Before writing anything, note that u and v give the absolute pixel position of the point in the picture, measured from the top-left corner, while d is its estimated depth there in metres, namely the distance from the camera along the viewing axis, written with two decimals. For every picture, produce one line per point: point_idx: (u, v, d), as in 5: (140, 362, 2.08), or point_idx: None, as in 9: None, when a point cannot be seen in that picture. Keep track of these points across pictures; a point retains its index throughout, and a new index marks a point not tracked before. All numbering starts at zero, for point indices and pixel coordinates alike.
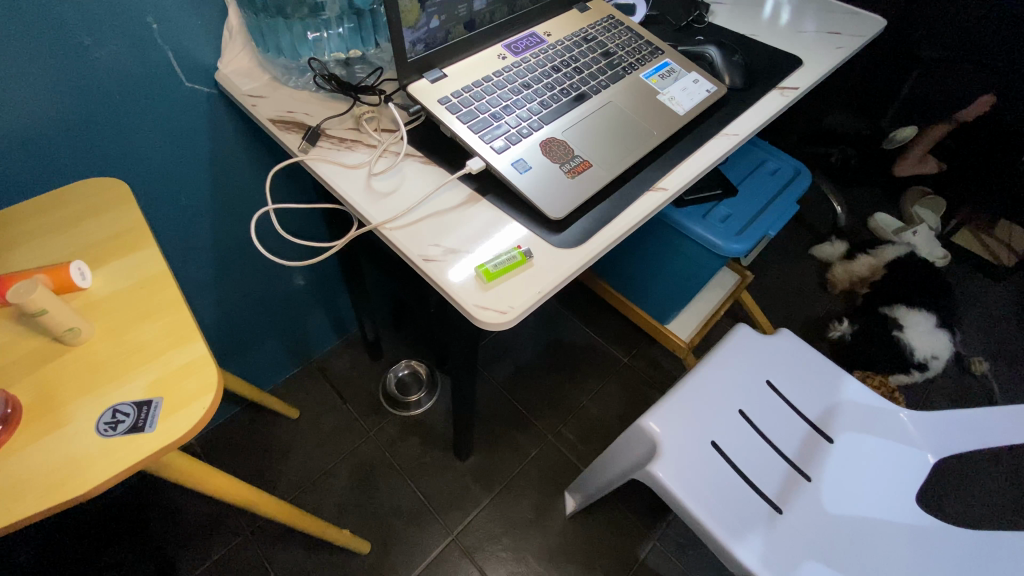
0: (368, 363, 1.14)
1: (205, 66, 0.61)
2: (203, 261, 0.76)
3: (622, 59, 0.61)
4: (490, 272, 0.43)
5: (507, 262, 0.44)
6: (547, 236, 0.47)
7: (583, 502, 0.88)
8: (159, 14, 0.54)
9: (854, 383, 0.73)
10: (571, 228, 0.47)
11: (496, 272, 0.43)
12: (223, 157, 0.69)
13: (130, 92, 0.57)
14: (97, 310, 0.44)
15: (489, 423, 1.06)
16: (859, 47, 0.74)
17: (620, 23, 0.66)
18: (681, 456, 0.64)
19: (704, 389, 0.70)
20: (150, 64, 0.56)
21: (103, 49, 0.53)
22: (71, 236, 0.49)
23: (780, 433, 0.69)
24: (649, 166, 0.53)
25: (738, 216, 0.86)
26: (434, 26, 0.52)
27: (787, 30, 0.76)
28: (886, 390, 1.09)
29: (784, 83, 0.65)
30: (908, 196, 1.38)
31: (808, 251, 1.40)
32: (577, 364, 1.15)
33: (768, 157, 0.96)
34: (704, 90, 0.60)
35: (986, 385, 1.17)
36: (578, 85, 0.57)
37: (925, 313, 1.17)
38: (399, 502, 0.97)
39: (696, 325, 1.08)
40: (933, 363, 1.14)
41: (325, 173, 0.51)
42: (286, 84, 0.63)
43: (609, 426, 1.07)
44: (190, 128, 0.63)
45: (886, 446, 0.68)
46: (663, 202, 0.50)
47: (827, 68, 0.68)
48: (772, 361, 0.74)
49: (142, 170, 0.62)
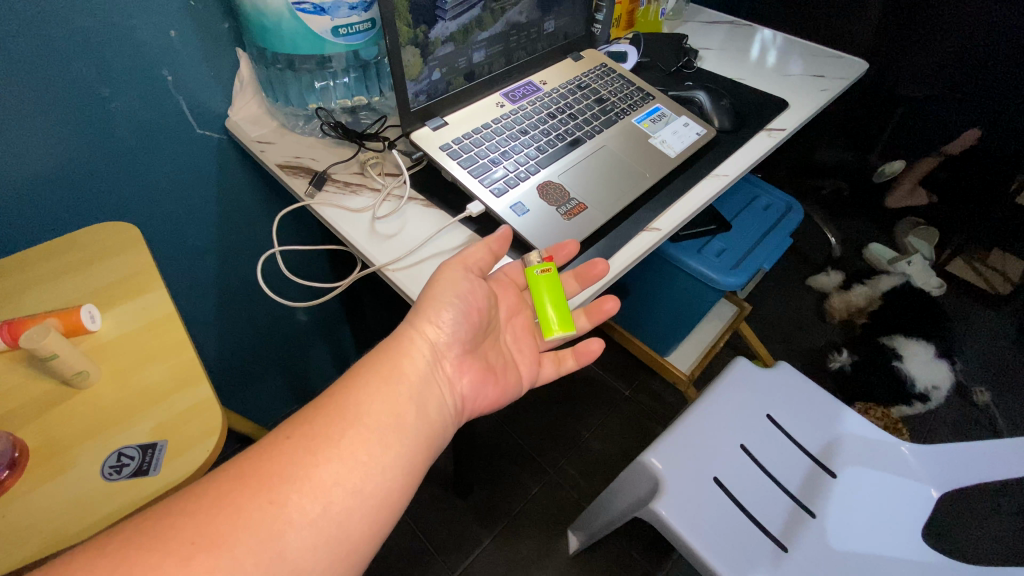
0: None
1: (216, 114, 0.64)
2: (209, 299, 0.78)
3: (615, 105, 0.64)
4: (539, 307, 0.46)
5: (529, 274, 0.46)
6: (571, 282, 0.48)
7: (586, 541, 0.87)
8: (173, 67, 0.58)
9: (853, 416, 0.73)
10: (584, 290, 0.48)
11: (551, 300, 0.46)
12: (229, 198, 0.71)
13: (142, 138, 0.59)
14: (105, 352, 0.45)
15: (490, 459, 1.05)
16: (843, 89, 0.78)
17: (613, 70, 0.69)
18: (683, 492, 0.64)
19: (703, 423, 0.70)
20: (162, 114, 0.59)
21: (120, 100, 0.56)
22: (81, 280, 0.50)
23: (782, 468, 0.69)
24: (643, 206, 0.55)
25: (733, 250, 0.87)
26: (435, 78, 0.55)
27: (772, 74, 0.80)
28: (889, 422, 1.10)
29: (772, 124, 0.68)
30: (901, 226, 1.40)
31: (804, 281, 1.41)
32: (578, 398, 1.15)
33: (760, 193, 0.98)
34: (694, 133, 0.62)
35: (989, 415, 1.17)
36: (573, 130, 0.59)
37: (923, 343, 1.22)
38: (399, 543, 0.95)
39: (695, 357, 1.09)
40: (934, 393, 1.17)
41: (330, 216, 0.53)
42: (293, 130, 0.65)
43: (611, 459, 1.06)
44: (197, 171, 0.66)
45: (890, 481, 0.67)
46: (656, 241, 0.52)
47: (812, 109, 0.72)
48: (772, 396, 0.74)
49: (150, 212, 0.65)
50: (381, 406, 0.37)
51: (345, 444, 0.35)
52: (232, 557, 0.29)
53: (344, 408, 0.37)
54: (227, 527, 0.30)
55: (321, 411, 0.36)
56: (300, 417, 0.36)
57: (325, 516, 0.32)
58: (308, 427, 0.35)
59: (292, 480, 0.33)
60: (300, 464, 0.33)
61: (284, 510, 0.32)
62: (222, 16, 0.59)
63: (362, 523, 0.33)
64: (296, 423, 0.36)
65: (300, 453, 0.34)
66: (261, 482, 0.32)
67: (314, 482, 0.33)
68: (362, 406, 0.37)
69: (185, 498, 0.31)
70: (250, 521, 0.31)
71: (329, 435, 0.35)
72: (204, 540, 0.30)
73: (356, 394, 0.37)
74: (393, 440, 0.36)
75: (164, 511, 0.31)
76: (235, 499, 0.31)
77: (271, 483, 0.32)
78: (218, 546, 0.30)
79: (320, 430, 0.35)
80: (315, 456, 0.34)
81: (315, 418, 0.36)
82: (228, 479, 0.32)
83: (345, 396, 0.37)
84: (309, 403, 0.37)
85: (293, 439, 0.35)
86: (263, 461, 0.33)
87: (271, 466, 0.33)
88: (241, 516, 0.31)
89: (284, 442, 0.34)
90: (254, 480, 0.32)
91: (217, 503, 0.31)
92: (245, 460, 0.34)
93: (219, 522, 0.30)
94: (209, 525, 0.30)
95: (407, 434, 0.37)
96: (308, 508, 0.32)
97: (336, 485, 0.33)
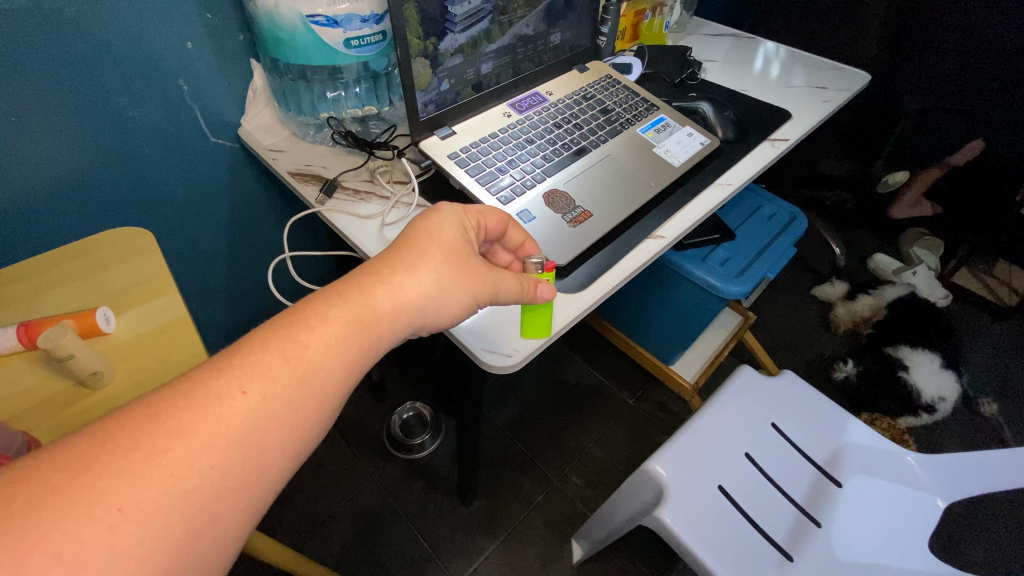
0: (373, 405, 1.14)
1: (229, 122, 0.66)
2: (217, 302, 0.79)
3: (620, 115, 0.65)
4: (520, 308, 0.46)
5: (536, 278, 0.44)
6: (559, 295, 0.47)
7: (590, 550, 0.86)
8: (189, 76, 0.59)
9: (859, 425, 0.73)
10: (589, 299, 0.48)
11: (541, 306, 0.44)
12: (239, 203, 0.73)
13: (156, 145, 0.61)
14: (120, 353, 0.46)
15: (493, 465, 1.05)
16: (846, 100, 0.79)
17: (617, 81, 0.70)
18: (689, 501, 0.64)
19: (709, 429, 0.70)
20: (177, 122, 0.61)
21: (137, 108, 0.57)
22: (95, 285, 0.51)
23: (788, 477, 0.69)
24: (647, 215, 0.56)
25: (737, 259, 0.88)
26: (444, 89, 0.56)
27: (775, 86, 0.81)
28: (895, 433, 1.09)
29: (775, 135, 0.69)
30: (907, 237, 1.40)
31: (810, 292, 1.41)
32: (582, 406, 1.15)
33: (764, 203, 0.99)
34: (698, 143, 0.63)
35: (997, 427, 1.16)
36: (578, 140, 0.61)
37: (929, 353, 1.17)
38: (403, 550, 0.95)
39: (699, 366, 1.09)
40: (941, 404, 1.13)
41: (340, 222, 0.54)
42: (304, 139, 0.66)
43: (615, 468, 1.06)
44: (209, 176, 0.68)
45: (895, 491, 0.67)
46: (660, 249, 0.53)
47: (815, 121, 0.72)
48: (776, 403, 0.74)
49: (162, 216, 0.66)
50: (352, 371, 0.32)
51: (309, 412, 0.30)
52: (165, 530, 0.24)
53: (317, 370, 0.30)
54: (157, 497, 0.24)
55: (286, 366, 0.30)
56: (260, 367, 0.29)
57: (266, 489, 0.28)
58: (270, 385, 0.29)
59: (242, 447, 0.27)
60: (256, 431, 0.28)
61: (229, 480, 0.27)
62: (238, 29, 0.61)
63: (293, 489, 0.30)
64: (255, 372, 0.29)
65: (256, 415, 0.28)
66: (206, 444, 0.26)
67: (265, 449, 0.28)
68: (333, 370, 0.31)
69: (109, 448, 0.25)
70: (188, 492, 0.25)
71: (291, 399, 0.29)
72: (135, 509, 0.24)
73: (328, 351, 0.31)
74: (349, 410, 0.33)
75: (82, 466, 0.24)
76: (174, 461, 0.25)
77: (216, 446, 0.26)
78: (153, 514, 0.24)
79: (282, 391, 0.29)
80: (272, 423, 0.28)
81: (276, 372, 0.29)
82: (161, 434, 0.26)
83: (317, 352, 0.31)
84: (269, 346, 0.30)
85: (250, 398, 0.28)
86: (209, 418, 0.27)
87: (222, 426, 0.27)
88: (181, 485, 0.25)
89: (238, 400, 0.28)
90: (197, 440, 0.26)
91: (148, 465, 0.25)
92: (183, 410, 0.27)
93: (151, 492, 0.24)
94: (142, 490, 0.24)
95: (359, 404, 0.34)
96: (252, 480, 0.27)
97: (286, 455, 0.29)
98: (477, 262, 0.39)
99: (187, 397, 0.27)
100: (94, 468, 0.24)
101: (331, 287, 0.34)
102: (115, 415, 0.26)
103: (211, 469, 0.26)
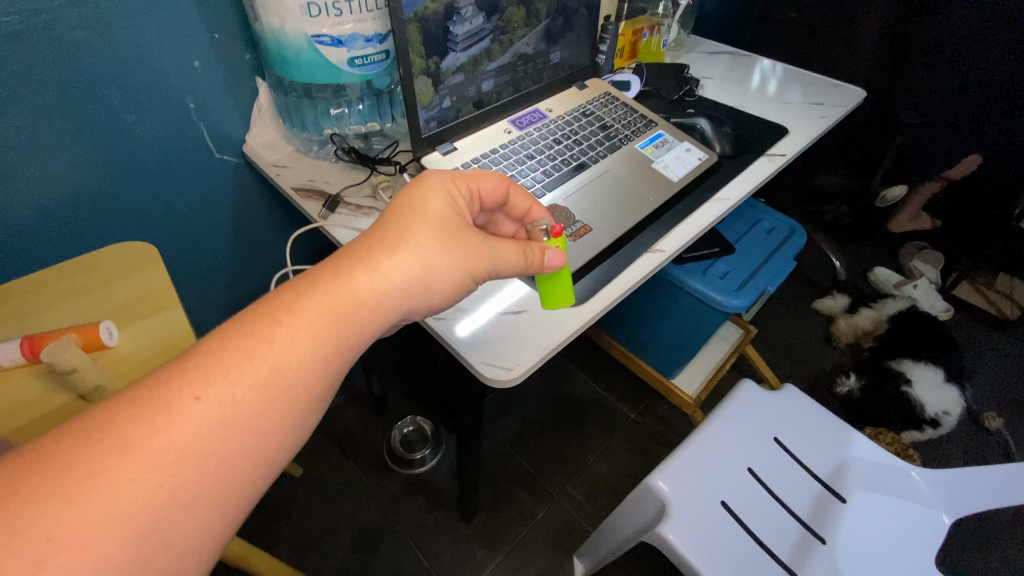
0: (373, 420, 1.14)
1: (234, 139, 0.67)
2: (219, 315, 0.80)
3: (618, 131, 0.66)
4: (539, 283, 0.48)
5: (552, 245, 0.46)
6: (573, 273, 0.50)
7: (593, 567, 0.85)
8: (195, 95, 0.61)
9: (862, 439, 0.72)
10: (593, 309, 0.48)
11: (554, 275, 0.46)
12: (242, 219, 0.74)
13: (162, 161, 0.62)
14: (125, 369, 0.49)
15: (494, 480, 1.05)
16: (843, 116, 0.80)
17: (616, 98, 0.72)
18: (692, 517, 0.63)
19: (712, 444, 0.70)
20: (182, 139, 0.62)
21: (144, 125, 0.58)
22: (102, 302, 0.52)
23: (792, 493, 0.68)
24: (646, 229, 0.56)
25: (737, 272, 0.88)
26: (446, 106, 0.57)
27: (772, 102, 0.82)
28: (900, 448, 1.06)
29: (773, 150, 0.70)
30: (907, 251, 1.39)
31: (811, 304, 1.41)
32: (584, 420, 1.14)
33: (763, 217, 1.00)
34: (696, 158, 0.64)
35: (1003, 441, 1.15)
36: (578, 155, 0.61)
37: (931, 367, 1.18)
38: (403, 567, 0.94)
39: (702, 380, 1.09)
40: (945, 419, 1.12)
41: (343, 237, 0.55)
42: (308, 155, 0.67)
43: (618, 484, 1.05)
44: (213, 192, 0.68)
45: (901, 506, 0.66)
46: (660, 262, 0.53)
47: (812, 136, 0.73)
48: (778, 417, 0.74)
49: (165, 231, 0.67)
50: (323, 363, 0.32)
51: (268, 417, 0.30)
52: (119, 546, 0.24)
53: (279, 371, 0.30)
54: (108, 514, 0.24)
55: (245, 369, 0.29)
56: (217, 371, 0.29)
57: (223, 498, 0.28)
58: (228, 391, 0.29)
59: (194, 458, 0.27)
60: (210, 439, 0.28)
61: (179, 494, 0.26)
62: (244, 48, 0.62)
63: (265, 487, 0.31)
64: (211, 377, 0.29)
65: (210, 423, 0.28)
66: (154, 457, 0.26)
67: (227, 453, 0.28)
68: (297, 368, 0.31)
69: (47, 470, 0.25)
70: (131, 510, 0.25)
71: (247, 404, 0.29)
72: (71, 532, 0.24)
73: (292, 348, 0.31)
74: (315, 411, 0.32)
75: (27, 484, 0.24)
76: (119, 476, 0.25)
77: (164, 458, 0.26)
78: (93, 535, 0.24)
79: (240, 395, 0.29)
80: (232, 427, 0.28)
81: (234, 377, 0.29)
82: (105, 451, 0.25)
83: (280, 351, 0.31)
84: (227, 348, 0.30)
85: (204, 404, 0.28)
86: (158, 429, 0.27)
87: (172, 438, 0.27)
88: (125, 502, 0.25)
89: (191, 407, 0.28)
90: (143, 453, 0.26)
91: (91, 481, 0.25)
92: (131, 423, 0.26)
93: (92, 510, 0.24)
94: (88, 509, 0.24)
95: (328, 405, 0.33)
96: (205, 491, 0.27)
97: (246, 461, 0.29)
98: (468, 234, 0.40)
99: (134, 409, 0.27)
100: (35, 489, 0.24)
101: (297, 280, 0.34)
102: (65, 431, 0.26)
103: (157, 484, 0.26)
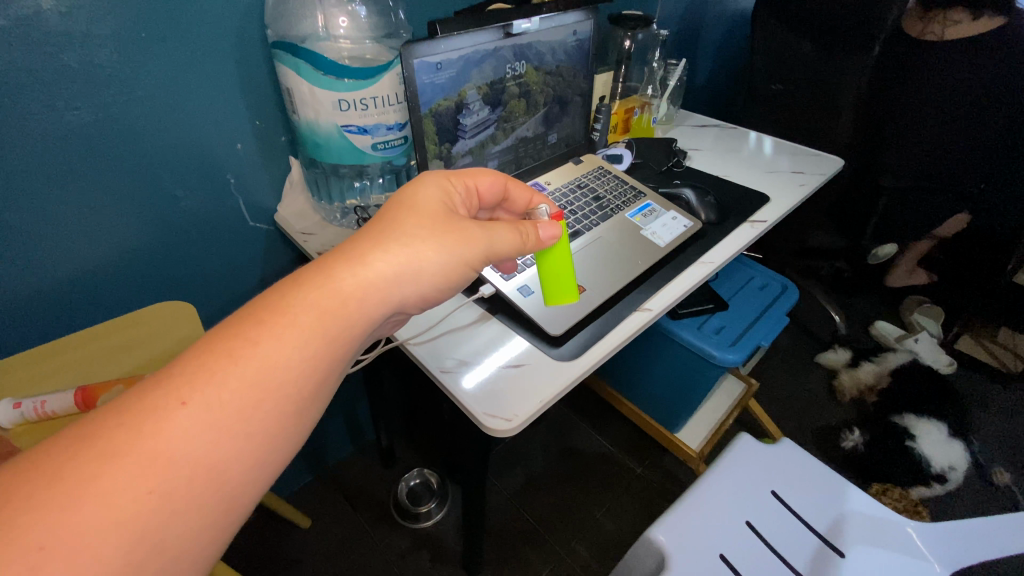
0: (381, 472, 1.16)
1: (267, 208, 0.75)
2: None
3: (611, 202, 0.73)
4: (545, 271, 0.52)
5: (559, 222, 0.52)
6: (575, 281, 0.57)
7: None
8: (236, 172, 0.69)
9: (859, 494, 0.74)
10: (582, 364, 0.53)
11: (553, 246, 0.50)
12: (270, 279, 0.81)
13: (202, 229, 0.70)
14: None
15: (499, 535, 1.05)
16: (821, 183, 0.87)
17: (608, 171, 0.79)
18: (691, 570, 0.64)
19: (709, 496, 0.71)
20: (222, 209, 0.70)
21: (191, 198, 0.67)
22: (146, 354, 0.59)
23: (790, 547, 0.69)
24: (635, 289, 0.62)
25: (731, 328, 0.92)
26: None
27: (754, 170, 0.90)
28: (908, 506, 1.08)
29: (755, 217, 0.76)
30: (906, 304, 1.46)
31: (814, 358, 1.43)
32: (589, 475, 1.15)
33: (755, 274, 1.05)
34: (681, 225, 0.70)
35: (1015, 498, 1.13)
36: (573, 223, 0.68)
37: (935, 423, 1.22)
38: None
39: (705, 434, 1.10)
40: (951, 474, 1.15)
41: None
42: (332, 223, 0.75)
43: (624, 541, 1.04)
44: (245, 254, 0.76)
45: (900, 562, 0.67)
46: (648, 321, 0.58)
47: (791, 203, 0.80)
48: (774, 470, 0.76)
49: (201, 290, 0.74)
50: (308, 362, 0.35)
51: (256, 420, 0.33)
52: (113, 548, 0.27)
53: (263, 374, 0.33)
54: (104, 518, 0.27)
55: (231, 373, 0.32)
56: (204, 377, 0.32)
57: (211, 499, 0.31)
58: (214, 396, 0.31)
59: (183, 463, 0.30)
60: (198, 442, 0.30)
61: (170, 500, 0.29)
62: (281, 132, 0.72)
63: (256, 483, 0.33)
64: (198, 384, 0.31)
65: (198, 426, 0.31)
66: (143, 461, 0.29)
67: (217, 454, 0.31)
68: (281, 368, 0.34)
69: (36, 480, 0.27)
70: (123, 518, 0.28)
71: (233, 407, 0.32)
72: (69, 540, 0.26)
73: (279, 348, 0.34)
74: (303, 411, 0.35)
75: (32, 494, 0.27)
76: (112, 482, 0.28)
77: (152, 464, 0.29)
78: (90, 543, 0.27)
79: (226, 399, 0.32)
80: (219, 428, 0.31)
81: (221, 382, 0.32)
82: (97, 457, 0.28)
83: (267, 354, 0.34)
84: (214, 353, 0.33)
85: (190, 408, 0.31)
86: (147, 435, 0.29)
87: (161, 444, 0.29)
88: (116, 509, 0.28)
89: (179, 411, 0.30)
90: (132, 458, 0.29)
91: (85, 488, 0.27)
92: (120, 431, 0.29)
93: (88, 517, 0.27)
94: (83, 516, 0.27)
95: (317, 405, 0.36)
96: (193, 494, 0.30)
97: (233, 459, 0.32)
98: (458, 224, 0.44)
99: (122, 418, 0.30)
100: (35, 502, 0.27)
101: (285, 282, 0.38)
102: (64, 446, 0.29)
103: (146, 490, 0.28)
